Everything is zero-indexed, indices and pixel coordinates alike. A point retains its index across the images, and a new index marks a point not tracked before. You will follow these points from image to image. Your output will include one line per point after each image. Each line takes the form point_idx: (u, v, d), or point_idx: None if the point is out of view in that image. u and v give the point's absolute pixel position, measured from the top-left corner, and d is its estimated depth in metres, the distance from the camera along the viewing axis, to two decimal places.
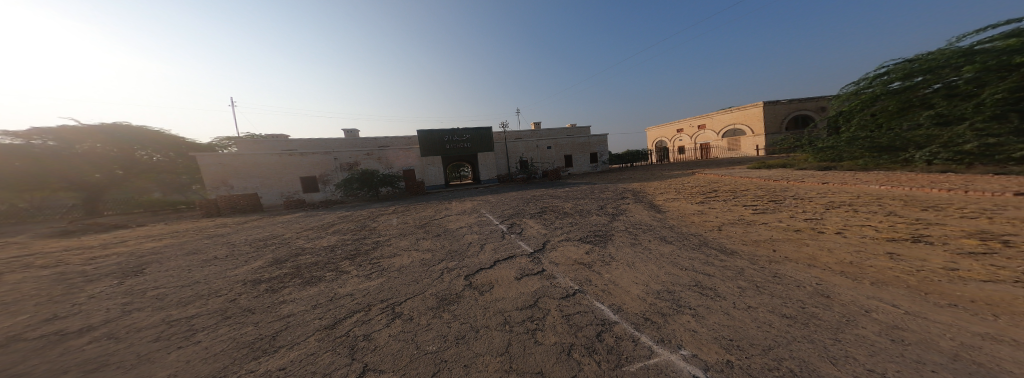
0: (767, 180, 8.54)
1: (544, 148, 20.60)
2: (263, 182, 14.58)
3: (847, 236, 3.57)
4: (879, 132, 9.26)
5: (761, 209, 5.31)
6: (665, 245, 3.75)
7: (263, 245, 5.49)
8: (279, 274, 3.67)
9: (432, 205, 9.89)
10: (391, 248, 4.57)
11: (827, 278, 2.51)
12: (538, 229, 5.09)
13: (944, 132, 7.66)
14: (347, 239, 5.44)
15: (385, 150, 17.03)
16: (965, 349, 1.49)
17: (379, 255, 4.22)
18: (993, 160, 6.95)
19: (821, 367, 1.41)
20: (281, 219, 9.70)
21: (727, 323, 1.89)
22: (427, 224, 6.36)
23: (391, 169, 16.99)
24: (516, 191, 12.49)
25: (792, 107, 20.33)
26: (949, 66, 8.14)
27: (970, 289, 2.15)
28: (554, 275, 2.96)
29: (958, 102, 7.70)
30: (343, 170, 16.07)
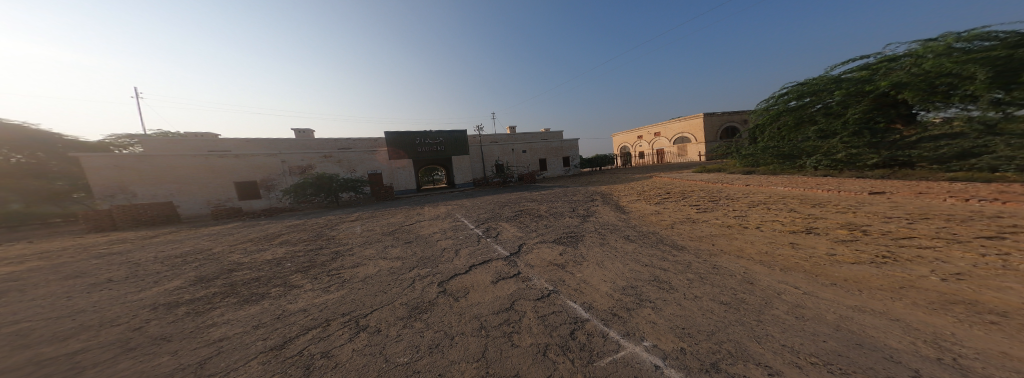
0: (709, 183, 9.79)
1: (519, 151, 20.82)
2: (181, 188, 12.18)
3: (767, 230, 4.24)
4: (783, 143, 11.28)
5: (704, 209, 6.04)
6: (630, 244, 4.04)
7: (183, 262, 4.59)
8: (206, 294, 3.11)
9: (402, 211, 9.30)
10: (352, 258, 4.17)
11: (752, 267, 2.95)
12: (513, 232, 5.11)
13: (824, 144, 9.67)
14: (296, 251, 4.83)
15: (345, 152, 15.80)
16: (843, 320, 1.87)
17: (338, 266, 3.83)
18: (855, 166, 8.97)
19: (750, 345, 1.65)
20: (209, 231, 8.25)
21: (680, 312, 2.10)
22: (396, 231, 5.96)
23: (354, 173, 15.82)
24: (490, 195, 12.36)
25: (724, 118, 23.46)
26: (824, 90, 10.14)
27: (848, 270, 2.71)
28: (529, 277, 2.99)
29: (832, 120, 9.72)
30: (292, 175, 14.33)
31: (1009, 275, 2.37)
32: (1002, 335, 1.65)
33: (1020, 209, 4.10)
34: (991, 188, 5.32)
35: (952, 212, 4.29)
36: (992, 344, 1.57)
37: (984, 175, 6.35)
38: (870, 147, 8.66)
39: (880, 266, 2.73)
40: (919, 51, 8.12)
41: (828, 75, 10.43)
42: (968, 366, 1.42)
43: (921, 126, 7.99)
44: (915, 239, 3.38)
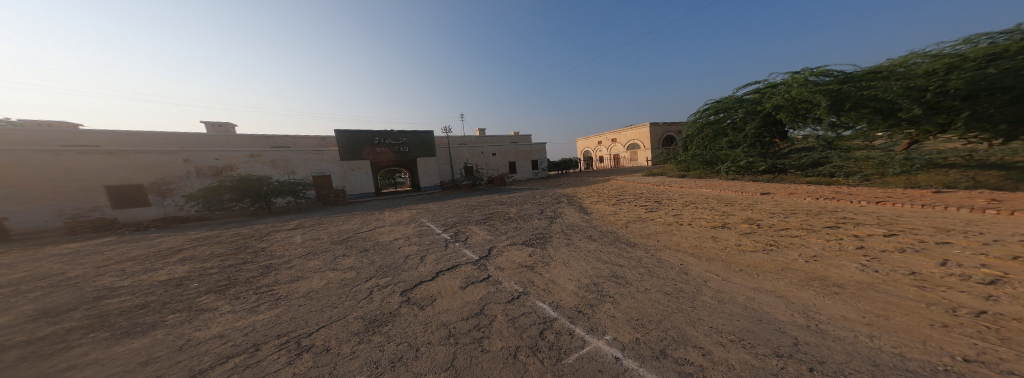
0: (655, 185, 10.97)
1: (488, 154, 20.41)
2: (13, 193, 9.01)
3: (700, 226, 4.90)
4: (706, 151, 12.98)
5: (653, 208, 6.74)
6: (592, 243, 4.29)
7: (24, 291, 3.43)
8: (60, 331, 2.36)
9: (356, 217, 8.38)
10: (288, 272, 3.60)
11: (688, 259, 3.39)
12: (483, 235, 4.99)
13: (733, 153, 11.58)
14: (210, 267, 3.98)
15: (277, 151, 13.68)
16: (750, 300, 2.29)
17: (269, 283, 3.25)
18: (750, 171, 10.94)
19: (687, 330, 1.90)
20: (66, 249, 6.27)
21: (635, 304, 2.30)
22: (347, 239, 5.32)
23: (293, 176, 13.78)
24: (456, 198, 11.85)
25: (665, 128, 26.37)
26: (732, 107, 12.15)
27: (756, 257, 3.30)
28: (499, 280, 2.95)
29: (738, 133, 11.75)
30: (201, 177, 11.90)
31: (849, 255, 3.17)
32: (845, 302, 2.20)
33: (845, 205, 5.57)
34: (846, 189, 7.03)
35: (810, 207, 5.61)
36: (842, 311, 2.08)
37: (827, 180, 8.33)
38: (760, 157, 10.75)
39: (772, 253, 3.41)
40: (791, 81, 10.27)
41: (733, 96, 12.59)
42: (824, 328, 1.86)
43: (791, 141, 10.38)
44: (789, 229, 4.33)
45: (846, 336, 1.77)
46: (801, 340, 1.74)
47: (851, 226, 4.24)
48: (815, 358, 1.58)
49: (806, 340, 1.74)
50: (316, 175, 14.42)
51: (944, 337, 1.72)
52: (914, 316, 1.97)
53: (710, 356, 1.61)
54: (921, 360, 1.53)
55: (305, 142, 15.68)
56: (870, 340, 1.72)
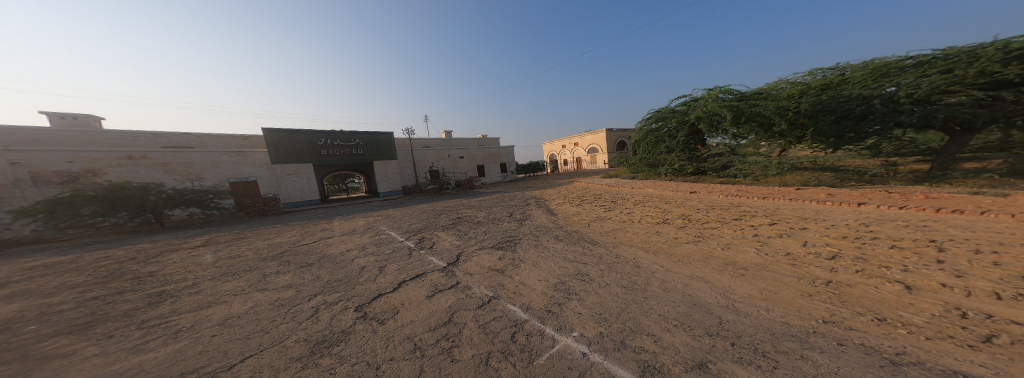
0: (612, 186, 11.87)
1: (455, 157, 19.76)
2: None
3: (651, 222, 5.44)
4: (649, 155, 13.97)
5: (611, 208, 7.27)
6: (558, 243, 4.43)
7: None
8: None
9: (296, 228, 7.30)
10: (193, 298, 2.95)
11: (639, 253, 3.75)
12: (450, 240, 4.79)
13: (667, 157, 12.98)
14: (69, 301, 3.05)
15: (175, 152, 11.17)
16: (687, 286, 2.62)
17: (162, 314, 2.61)
18: (679, 173, 12.51)
19: (640, 319, 2.08)
20: None
21: (599, 300, 2.43)
22: (281, 254, 4.58)
23: (197, 183, 11.32)
24: (416, 204, 11.09)
25: (618, 134, 28.60)
26: (666, 117, 13.43)
27: (693, 248, 3.79)
28: (469, 285, 2.85)
29: (671, 140, 13.11)
30: (42, 185, 8.90)
31: (752, 242, 3.86)
32: (755, 282, 2.67)
33: (743, 200, 6.80)
34: (750, 186, 8.65)
35: (724, 203, 6.70)
36: (750, 289, 2.52)
37: (733, 180, 10.23)
38: (688, 161, 12.35)
39: (702, 243, 3.97)
40: (707, 96, 12.00)
41: (666, 107, 14.02)
42: (738, 306, 2.23)
43: (709, 148, 12.20)
44: (710, 222, 5.09)
45: (749, 310, 2.16)
46: (722, 318, 2.05)
47: (749, 217, 5.19)
48: (734, 333, 1.87)
49: (726, 318, 2.06)
50: (234, 180, 12.14)
51: (814, 303, 2.21)
52: (797, 289, 2.48)
53: (661, 342, 1.79)
54: (799, 325, 1.93)
55: (215, 140, 13.06)
56: (767, 312, 2.13)
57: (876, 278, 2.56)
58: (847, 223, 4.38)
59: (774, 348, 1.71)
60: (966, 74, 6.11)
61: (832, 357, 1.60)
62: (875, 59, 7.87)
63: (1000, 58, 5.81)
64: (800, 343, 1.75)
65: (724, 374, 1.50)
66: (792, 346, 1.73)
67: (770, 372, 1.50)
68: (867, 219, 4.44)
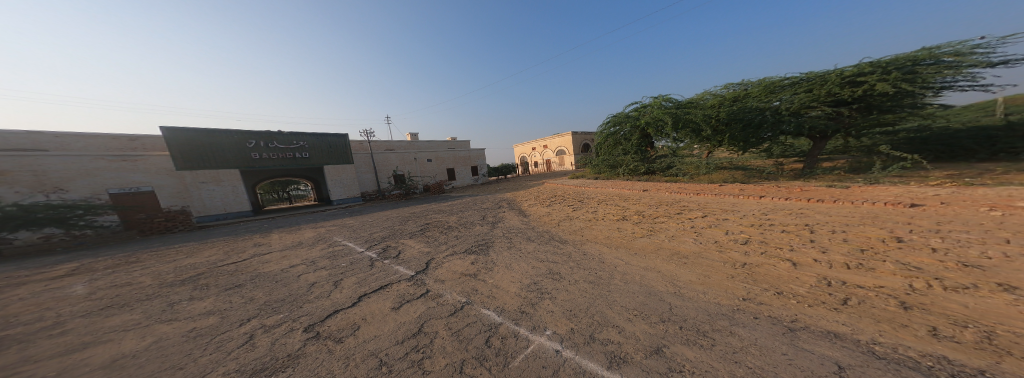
0: (579, 186, 12.41)
1: (422, 160, 18.75)
2: None
3: (613, 219, 5.79)
4: (608, 156, 14.92)
5: (580, 207, 7.59)
6: (530, 244, 4.46)
7: None
8: None
9: (222, 245, 6.26)
10: (61, 339, 2.35)
11: (604, 249, 3.96)
12: (418, 248, 4.54)
13: (622, 158, 14.01)
14: None
15: (14, 157, 8.48)
16: (645, 277, 2.84)
17: (6, 366, 2.02)
18: (631, 172, 13.58)
19: (605, 312, 2.19)
20: None
21: (568, 297, 2.51)
22: (193, 278, 3.87)
23: (57, 196, 8.82)
24: (376, 211, 10.31)
25: (584, 137, 29.97)
26: (622, 122, 14.31)
27: (651, 241, 4.11)
28: (440, 293, 2.72)
29: (625, 143, 14.15)
30: None
31: (690, 233, 4.35)
32: (699, 268, 2.98)
33: (683, 196, 7.62)
34: (683, 184, 9.89)
35: (670, 199, 7.43)
36: (692, 275, 2.83)
37: (674, 178, 11.49)
38: (641, 162, 13.44)
39: (653, 236, 4.35)
40: (653, 103, 13.17)
41: (620, 113, 15.06)
42: (683, 292, 2.48)
43: (657, 151, 13.35)
44: (660, 217, 5.61)
45: (692, 295, 2.42)
46: (672, 305, 2.26)
47: (687, 211, 5.84)
48: (681, 317, 2.08)
49: (675, 304, 2.27)
50: (115, 191, 9.72)
51: (744, 284, 2.55)
52: (731, 272, 2.83)
53: (624, 333, 1.91)
54: (729, 304, 2.22)
55: (85, 143, 10.67)
56: (705, 295, 2.40)
57: (774, 258, 3.09)
58: (752, 213, 5.19)
59: (715, 327, 1.93)
60: (820, 94, 8.00)
61: (753, 330, 1.86)
62: (767, 78, 9.61)
63: (839, 83, 7.71)
64: (730, 320, 2.01)
65: (677, 356, 1.65)
66: (724, 323, 1.97)
67: (710, 349, 1.70)
68: (764, 209, 5.34)
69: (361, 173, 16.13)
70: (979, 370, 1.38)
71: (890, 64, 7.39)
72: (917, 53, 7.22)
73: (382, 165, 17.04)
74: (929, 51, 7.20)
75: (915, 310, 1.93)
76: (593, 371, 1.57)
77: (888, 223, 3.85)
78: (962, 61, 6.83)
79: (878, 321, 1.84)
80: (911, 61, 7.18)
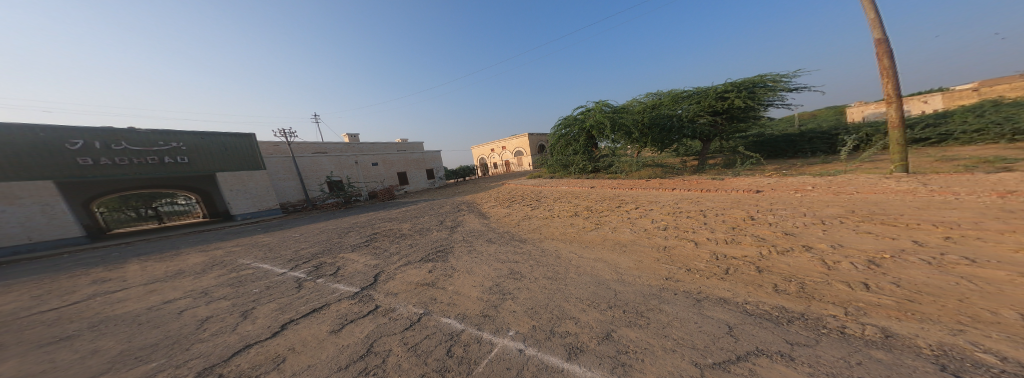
0: (535, 186, 12.70)
1: (366, 164, 17.13)
2: None
3: (569, 216, 6.08)
4: (560, 157, 15.61)
5: (538, 206, 7.81)
6: (490, 246, 4.42)
7: None
8: None
9: (65, 282, 4.66)
10: None
11: (559, 245, 4.13)
12: (364, 262, 4.12)
13: (574, 159, 14.81)
14: None
15: None
16: (597, 268, 3.04)
17: None
18: (580, 171, 14.53)
19: (562, 306, 2.29)
20: None
21: (529, 295, 2.54)
22: (18, 328, 2.85)
23: None
24: (308, 224, 9.07)
25: (539, 138, 30.95)
26: (572, 124, 15.08)
27: (600, 234, 4.43)
28: (392, 307, 2.52)
29: (574, 144, 14.96)
30: None
31: (628, 223, 4.84)
32: (638, 255, 3.32)
33: (622, 191, 8.45)
34: (619, 181, 10.87)
35: (615, 194, 8.16)
36: (631, 262, 3.14)
37: (617, 175, 12.56)
38: (589, 161, 14.41)
39: (601, 229, 4.72)
40: (595, 108, 14.18)
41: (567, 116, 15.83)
42: (625, 278, 2.73)
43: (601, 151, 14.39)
44: (605, 211, 6.10)
45: (633, 279, 2.69)
46: (619, 291, 2.46)
47: (628, 204, 6.47)
48: (624, 301, 2.29)
49: (620, 290, 2.49)
50: None
51: (674, 266, 2.91)
52: (665, 256, 3.21)
53: (579, 323, 2.02)
54: (660, 285, 2.52)
55: None
56: (643, 279, 2.68)
57: (682, 240, 3.67)
58: (667, 203, 6.05)
59: (648, 307, 2.17)
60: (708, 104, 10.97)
61: (678, 306, 2.15)
62: (673, 91, 12.41)
63: (713, 98, 10.91)
64: (661, 299, 2.28)
65: (622, 338, 1.81)
66: (656, 302, 2.23)
67: (647, 328, 1.90)
68: (676, 199, 6.29)
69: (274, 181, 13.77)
70: (829, 319, 1.81)
71: (739, 86, 10.91)
72: (754, 79, 10.77)
73: (302, 169, 14.79)
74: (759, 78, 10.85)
75: (791, 278, 2.42)
76: (554, 366, 1.61)
77: (746, 206, 4.94)
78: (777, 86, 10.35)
79: (757, 287, 2.32)
80: (751, 86, 10.73)
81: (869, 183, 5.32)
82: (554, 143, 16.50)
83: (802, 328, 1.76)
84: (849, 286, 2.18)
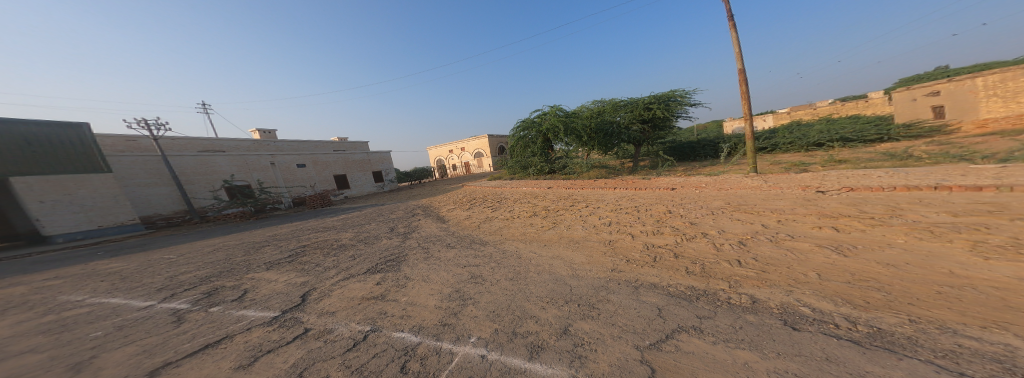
0: (496, 188, 12.62)
1: (291, 166, 14.85)
2: None
3: (529, 216, 6.17)
4: (519, 159, 15.74)
5: (498, 207, 7.79)
6: (450, 251, 4.25)
7: None
8: None
9: None
10: None
11: (518, 245, 4.17)
12: (289, 280, 3.57)
13: (531, 161, 15.09)
14: None
15: None
16: (554, 266, 3.15)
17: None
18: (538, 172, 14.86)
19: (523, 306, 2.31)
20: None
21: (490, 298, 2.51)
22: None
23: None
24: (191, 242, 7.33)
25: (499, 139, 31.05)
26: (529, 127, 15.46)
27: (556, 233, 4.58)
28: (331, 328, 2.26)
29: (531, 147, 15.26)
30: None
31: (579, 221, 5.13)
32: (588, 251, 3.52)
33: (576, 191, 8.90)
34: (573, 181, 11.53)
35: (570, 194, 8.56)
36: (582, 257, 3.32)
37: (571, 175, 13.20)
38: (545, 163, 14.87)
39: (557, 227, 4.90)
40: (549, 112, 14.82)
41: (523, 121, 16.13)
42: (579, 273, 2.88)
43: (555, 153, 14.99)
44: (562, 210, 6.35)
45: (584, 274, 2.84)
46: (574, 287, 2.58)
47: (581, 203, 6.83)
48: (578, 295, 2.41)
49: (574, 285, 2.61)
50: None
51: (619, 259, 3.14)
52: (610, 250, 3.46)
53: (539, 321, 2.06)
54: (607, 277, 2.71)
55: None
56: (593, 272, 2.85)
57: (622, 234, 4.03)
58: (613, 200, 6.55)
59: (598, 298, 2.31)
60: (640, 113, 12.70)
61: (622, 295, 2.33)
62: (611, 100, 13.94)
63: (643, 108, 12.76)
64: (607, 289, 2.46)
65: (578, 331, 1.89)
66: (603, 293, 2.39)
67: (599, 319, 2.01)
68: (619, 197, 6.85)
69: (130, 189, 10.16)
70: (738, 297, 2.15)
71: (658, 99, 13.01)
72: (670, 93, 13.00)
73: (177, 172, 11.35)
74: (673, 94, 13.14)
75: (712, 264, 2.80)
76: (515, 368, 1.59)
77: (667, 201, 5.67)
78: (685, 101, 12.72)
79: (684, 273, 2.65)
80: (667, 99, 12.94)
81: (735, 180, 6.77)
82: (511, 146, 16.62)
83: (721, 305, 2.05)
84: (751, 268, 2.61)
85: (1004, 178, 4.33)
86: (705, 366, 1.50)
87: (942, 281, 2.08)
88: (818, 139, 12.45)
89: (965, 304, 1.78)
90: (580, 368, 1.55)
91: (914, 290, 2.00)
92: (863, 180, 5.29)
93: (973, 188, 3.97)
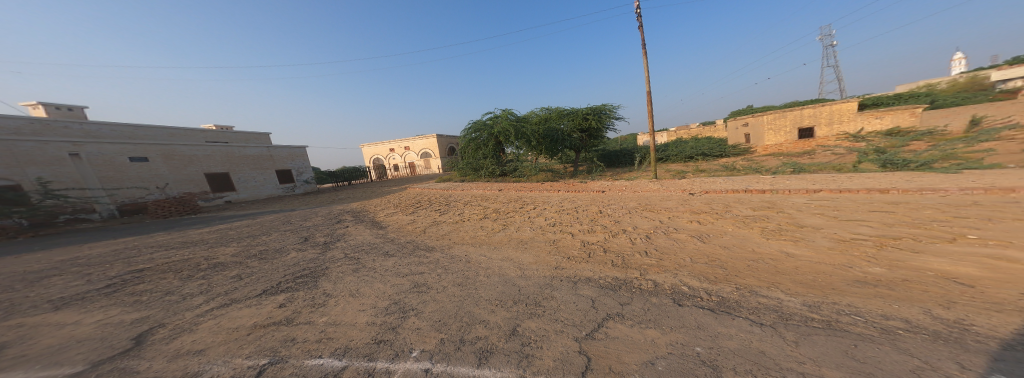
0: (442, 191, 12.13)
1: (128, 160, 10.97)
2: None
3: (479, 219, 6.10)
4: (471, 161, 15.29)
5: (445, 211, 7.49)
6: (389, 260, 3.89)
7: None
8: None
9: None
10: None
11: (466, 249, 4.06)
12: (105, 319, 2.56)
13: (485, 163, 14.79)
14: None
15: None
16: (501, 268, 3.16)
17: None
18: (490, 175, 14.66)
19: (471, 311, 2.26)
20: None
21: (437, 307, 2.39)
22: None
23: None
24: None
25: (448, 140, 30.05)
26: (481, 129, 15.26)
27: (503, 235, 4.62)
28: (203, 368, 1.81)
29: (484, 149, 15.01)
30: None
31: (527, 222, 5.28)
32: (531, 251, 3.64)
33: (525, 194, 9.14)
34: (524, 184, 11.82)
35: (518, 196, 8.74)
36: (530, 257, 3.42)
37: (522, 179, 13.45)
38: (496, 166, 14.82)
39: (507, 229, 4.94)
40: (501, 115, 14.88)
41: (474, 123, 15.80)
42: (526, 273, 2.95)
43: (507, 156, 15.11)
44: (512, 212, 6.46)
45: (530, 274, 2.91)
46: (518, 287, 2.63)
47: (527, 205, 7.05)
48: (524, 295, 2.46)
49: (521, 285, 2.67)
50: None
51: (558, 258, 3.31)
52: (548, 250, 3.64)
53: (489, 325, 2.03)
54: (547, 275, 2.83)
55: None
56: (533, 272, 2.95)
57: (562, 233, 4.28)
58: (560, 202, 6.91)
59: (543, 296, 2.40)
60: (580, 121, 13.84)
61: (560, 291, 2.47)
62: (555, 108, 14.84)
63: (582, 117, 13.97)
64: (547, 287, 2.57)
65: (525, 331, 1.92)
66: (544, 291, 2.49)
67: (543, 317, 2.09)
68: (566, 198, 7.28)
69: None
70: (652, 283, 2.47)
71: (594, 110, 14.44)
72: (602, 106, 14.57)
73: None
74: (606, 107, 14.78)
75: (637, 256, 3.16)
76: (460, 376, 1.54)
77: (599, 202, 6.25)
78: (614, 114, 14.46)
79: (610, 266, 2.94)
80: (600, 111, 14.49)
81: (643, 184, 7.89)
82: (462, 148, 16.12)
83: (642, 292, 2.33)
84: (654, 258, 3.03)
85: (772, 184, 6.30)
86: (630, 348, 1.68)
87: (749, 256, 2.91)
88: (690, 152, 15.41)
89: (791, 276, 2.41)
90: (528, 367, 1.58)
91: (766, 268, 2.61)
92: (711, 185, 6.78)
93: (761, 191, 5.70)
